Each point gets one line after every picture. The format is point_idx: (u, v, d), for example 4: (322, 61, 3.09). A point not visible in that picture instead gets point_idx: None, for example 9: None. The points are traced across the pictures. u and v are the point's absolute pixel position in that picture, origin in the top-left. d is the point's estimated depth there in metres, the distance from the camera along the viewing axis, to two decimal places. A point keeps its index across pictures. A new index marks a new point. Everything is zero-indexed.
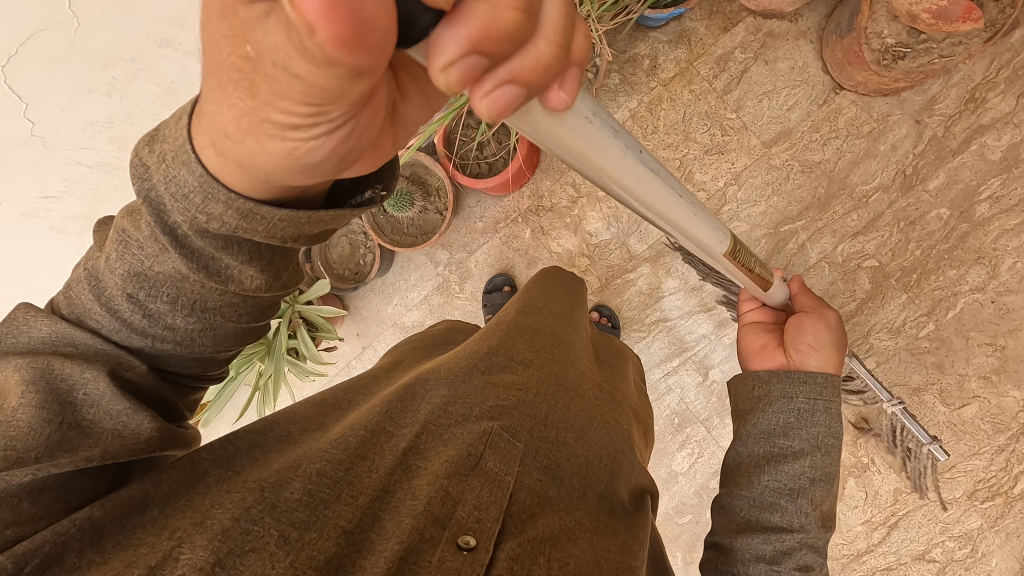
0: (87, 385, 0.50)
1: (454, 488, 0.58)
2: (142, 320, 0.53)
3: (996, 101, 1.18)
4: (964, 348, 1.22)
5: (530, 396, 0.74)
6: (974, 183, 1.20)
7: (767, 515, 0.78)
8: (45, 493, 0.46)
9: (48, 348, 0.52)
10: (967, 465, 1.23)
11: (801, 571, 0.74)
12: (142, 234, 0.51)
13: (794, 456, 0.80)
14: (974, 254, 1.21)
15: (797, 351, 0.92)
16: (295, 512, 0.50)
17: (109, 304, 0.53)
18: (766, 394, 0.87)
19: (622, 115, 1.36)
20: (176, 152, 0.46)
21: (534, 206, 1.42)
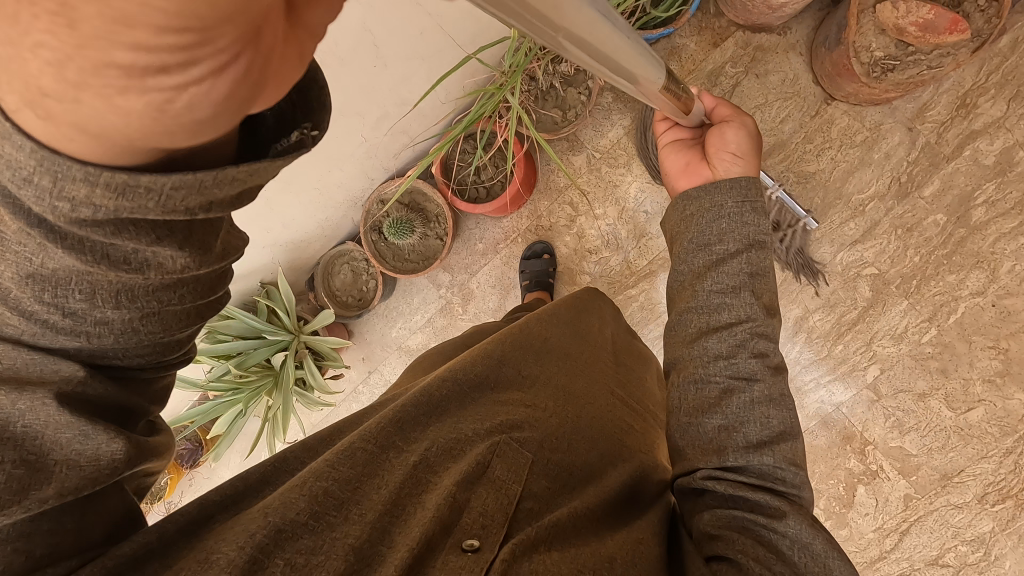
0: (31, 421, 0.43)
1: (462, 495, 0.61)
2: (63, 317, 0.44)
3: (987, 106, 1.19)
4: (967, 352, 1.23)
5: (539, 410, 0.77)
6: (969, 188, 1.21)
7: (715, 316, 0.77)
8: (1, 548, 0.43)
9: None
10: (976, 468, 1.23)
11: (758, 362, 0.74)
12: (9, 231, 0.40)
13: (731, 257, 0.78)
14: (972, 258, 1.21)
15: (718, 162, 0.85)
16: (300, 538, 0.53)
17: (9, 302, 0.43)
18: (697, 213, 0.81)
19: (616, 133, 1.37)
20: (14, 153, 0.33)
21: (533, 225, 1.43)
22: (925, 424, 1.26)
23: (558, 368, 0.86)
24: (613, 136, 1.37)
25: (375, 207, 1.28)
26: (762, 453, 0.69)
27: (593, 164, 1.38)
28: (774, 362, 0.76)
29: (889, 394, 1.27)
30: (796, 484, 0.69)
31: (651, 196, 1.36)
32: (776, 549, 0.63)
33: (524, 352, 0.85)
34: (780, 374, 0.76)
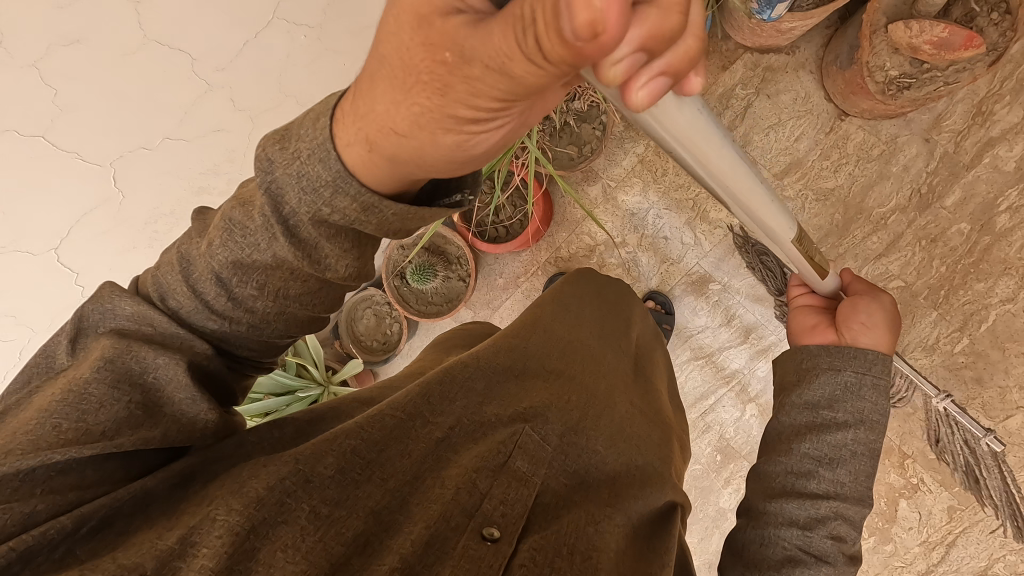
0: (160, 370, 0.54)
1: (482, 483, 0.63)
2: (225, 306, 0.57)
3: (1004, 112, 1.18)
4: (1002, 360, 1.22)
5: (563, 402, 0.79)
6: (992, 195, 1.20)
7: (803, 482, 0.77)
8: (108, 462, 0.52)
9: (132, 329, 0.56)
10: (1020, 477, 1.22)
11: (834, 545, 0.74)
12: (246, 224, 0.54)
13: (838, 427, 0.78)
14: (1000, 265, 1.20)
15: (848, 330, 0.87)
16: (327, 490, 0.56)
17: (196, 286, 0.57)
18: (813, 368, 0.83)
19: (630, 161, 1.37)
20: (312, 152, 0.50)
21: (553, 256, 1.43)
22: None
23: (578, 360, 0.88)
24: (627, 164, 1.37)
25: (397, 254, 1.29)
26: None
27: (609, 194, 1.38)
28: (849, 550, 0.75)
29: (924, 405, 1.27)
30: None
31: (669, 222, 1.36)
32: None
33: (551, 346, 0.88)
34: (851, 569, 0.75)
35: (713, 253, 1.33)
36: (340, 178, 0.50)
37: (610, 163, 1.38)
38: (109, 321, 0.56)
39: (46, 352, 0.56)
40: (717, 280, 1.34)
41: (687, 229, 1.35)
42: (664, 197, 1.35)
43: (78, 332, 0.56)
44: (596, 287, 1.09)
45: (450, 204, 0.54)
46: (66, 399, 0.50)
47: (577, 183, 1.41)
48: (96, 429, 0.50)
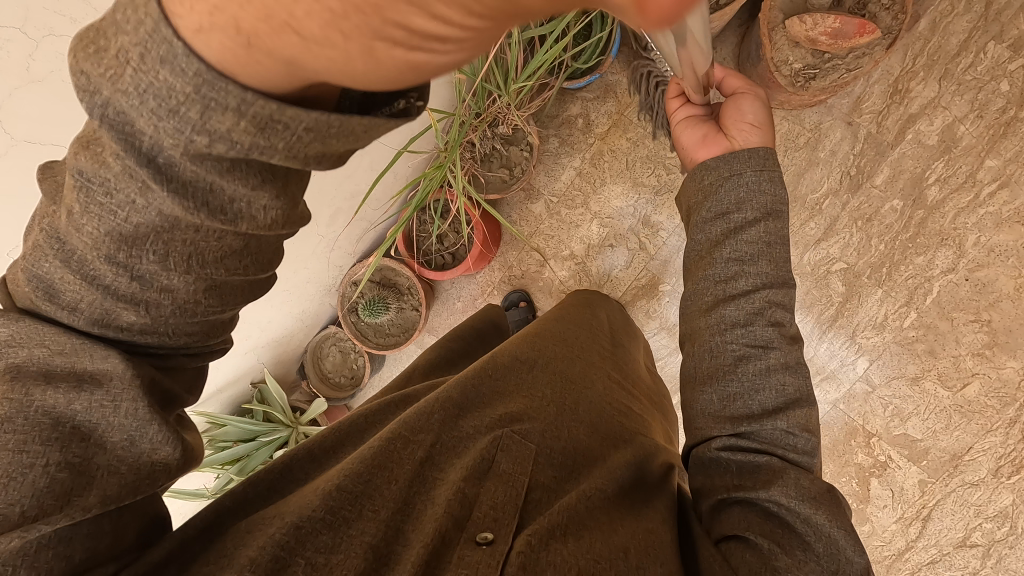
0: (81, 420, 0.47)
1: (471, 491, 0.58)
2: (135, 288, 0.49)
3: (920, 89, 1.21)
4: (951, 330, 1.23)
5: (537, 403, 0.73)
6: (919, 170, 1.22)
7: (732, 285, 0.73)
8: (43, 550, 0.45)
9: (23, 364, 0.47)
10: (984, 444, 1.22)
11: (774, 331, 0.71)
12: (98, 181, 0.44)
13: (750, 224, 0.73)
14: (936, 237, 1.22)
15: (738, 132, 0.78)
16: (319, 536, 0.52)
17: (88, 273, 0.48)
18: (714, 182, 0.76)
19: (569, 175, 1.40)
20: (145, 47, 0.37)
21: (507, 275, 1.46)
22: (924, 407, 1.25)
23: (558, 360, 0.83)
24: (566, 178, 1.41)
25: (349, 290, 1.33)
26: (774, 417, 0.68)
27: (553, 210, 1.42)
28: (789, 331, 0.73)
29: (882, 382, 1.28)
30: (806, 451, 0.68)
31: (613, 229, 1.38)
32: (787, 523, 0.62)
33: (522, 350, 0.83)
34: (795, 350, 0.73)
35: (659, 255, 1.35)
36: (206, 82, 0.37)
37: (551, 179, 1.42)
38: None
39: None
40: (668, 282, 1.36)
41: (631, 234, 1.37)
42: (604, 205, 1.38)
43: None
44: (576, 301, 1.03)
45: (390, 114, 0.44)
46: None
47: (521, 203, 1.45)
48: (15, 510, 0.43)
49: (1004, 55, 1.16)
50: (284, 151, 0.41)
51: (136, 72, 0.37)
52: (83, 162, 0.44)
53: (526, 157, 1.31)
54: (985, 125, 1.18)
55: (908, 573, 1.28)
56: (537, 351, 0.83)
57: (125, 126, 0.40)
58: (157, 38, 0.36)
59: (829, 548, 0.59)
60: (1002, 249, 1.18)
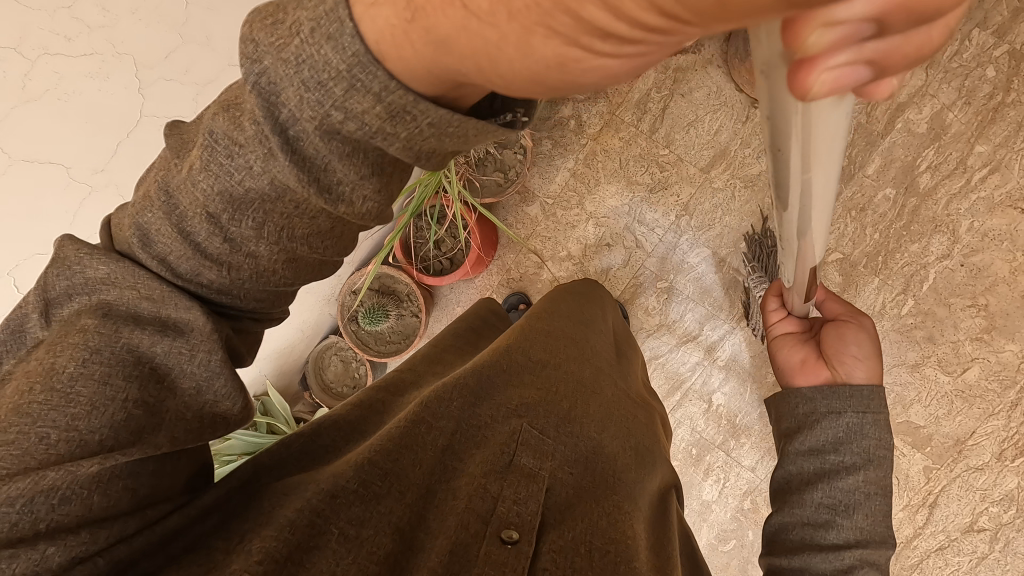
0: (162, 364, 0.49)
1: (493, 486, 0.59)
2: (224, 250, 0.50)
3: (907, 77, 1.22)
4: (949, 315, 1.24)
5: (551, 397, 0.73)
6: (910, 158, 1.23)
7: (816, 465, 0.75)
8: (113, 483, 0.45)
9: (115, 298, 0.49)
10: (986, 428, 1.23)
11: (863, 524, 0.70)
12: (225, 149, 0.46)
13: (834, 414, 0.76)
14: (930, 224, 1.23)
15: (840, 364, 0.81)
16: (352, 507, 0.53)
17: (184, 226, 0.49)
18: (812, 414, 0.78)
19: (563, 176, 1.41)
20: (317, 23, 0.41)
21: (504, 278, 1.47)
22: (926, 394, 1.26)
23: (571, 351, 0.82)
24: (560, 179, 1.41)
25: (348, 298, 1.33)
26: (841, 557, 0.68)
27: (548, 212, 1.42)
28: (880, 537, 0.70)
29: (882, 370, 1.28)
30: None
31: (609, 228, 1.39)
32: None
33: (536, 340, 0.81)
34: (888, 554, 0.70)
35: (655, 253, 1.37)
36: (359, 63, 0.41)
37: (545, 181, 1.42)
38: (84, 290, 0.49)
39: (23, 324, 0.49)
40: (667, 278, 1.37)
41: (628, 233, 1.38)
42: (599, 205, 1.39)
43: (52, 305, 0.49)
44: (577, 291, 1.02)
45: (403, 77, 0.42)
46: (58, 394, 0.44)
47: (516, 206, 1.45)
48: (96, 438, 0.45)
49: (989, 41, 1.17)
50: (404, 140, 0.44)
51: (300, 42, 0.42)
52: (220, 123, 0.46)
53: (520, 159, 1.33)
54: (974, 111, 1.19)
55: (918, 560, 1.28)
56: (552, 341, 0.82)
57: (271, 93, 0.44)
58: (332, 17, 0.41)
59: None
60: (996, 233, 1.20)
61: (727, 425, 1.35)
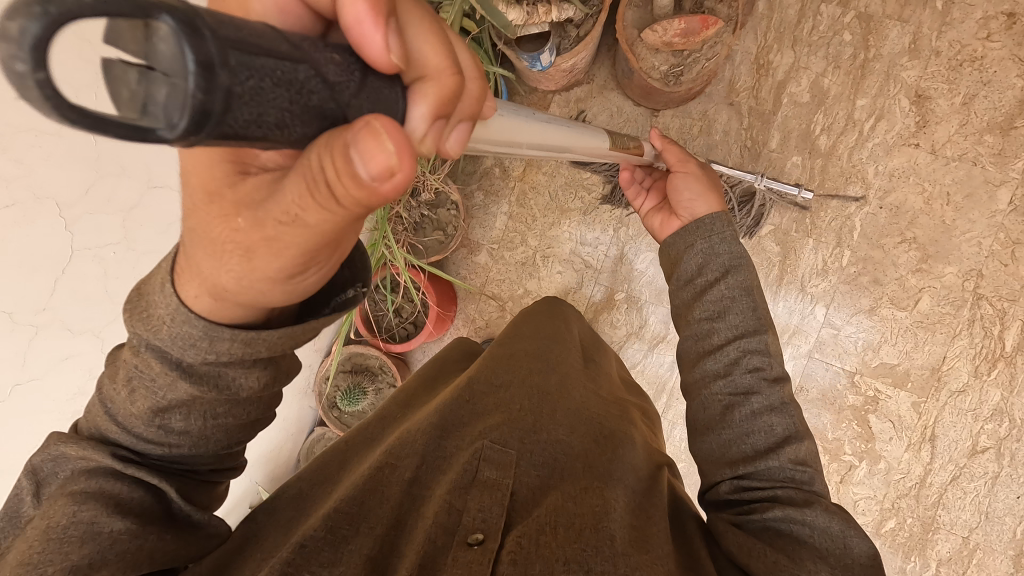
0: (132, 500, 0.54)
1: (456, 502, 0.60)
2: (159, 436, 0.54)
3: (779, 58, 1.35)
4: (886, 256, 1.31)
5: (515, 411, 0.74)
6: (804, 126, 1.34)
7: (709, 341, 0.85)
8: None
9: (88, 465, 0.54)
10: (955, 350, 1.28)
11: (754, 376, 0.80)
12: (155, 361, 0.50)
13: (713, 283, 0.87)
14: (841, 178, 1.33)
15: (683, 210, 1.00)
16: (322, 553, 0.55)
17: (140, 384, 0.51)
18: (677, 252, 0.93)
19: (501, 220, 1.48)
20: None
21: (472, 329, 1.50)
22: (890, 333, 1.30)
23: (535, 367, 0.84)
24: (499, 225, 1.48)
25: (323, 385, 1.34)
26: (767, 458, 0.74)
27: (496, 257, 1.48)
28: (773, 374, 0.80)
29: (844, 322, 1.32)
30: (807, 481, 0.73)
31: (556, 256, 1.45)
32: (798, 537, 0.67)
33: (496, 364, 0.82)
34: (784, 389, 0.80)
35: (604, 268, 1.43)
36: None
37: (486, 229, 1.49)
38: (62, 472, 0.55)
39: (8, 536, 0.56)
40: (622, 289, 1.42)
41: (574, 256, 1.44)
42: (542, 238, 1.46)
43: (40, 487, 0.56)
44: (543, 309, 1.03)
45: (343, 302, 0.52)
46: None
47: (465, 259, 1.50)
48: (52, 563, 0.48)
49: (837, 11, 1.32)
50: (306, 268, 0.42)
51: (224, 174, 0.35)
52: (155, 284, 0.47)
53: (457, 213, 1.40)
54: (845, 72, 1.32)
55: (937, 497, 1.28)
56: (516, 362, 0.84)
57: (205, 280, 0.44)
58: None
59: (841, 552, 0.65)
60: (900, 172, 1.30)
61: None
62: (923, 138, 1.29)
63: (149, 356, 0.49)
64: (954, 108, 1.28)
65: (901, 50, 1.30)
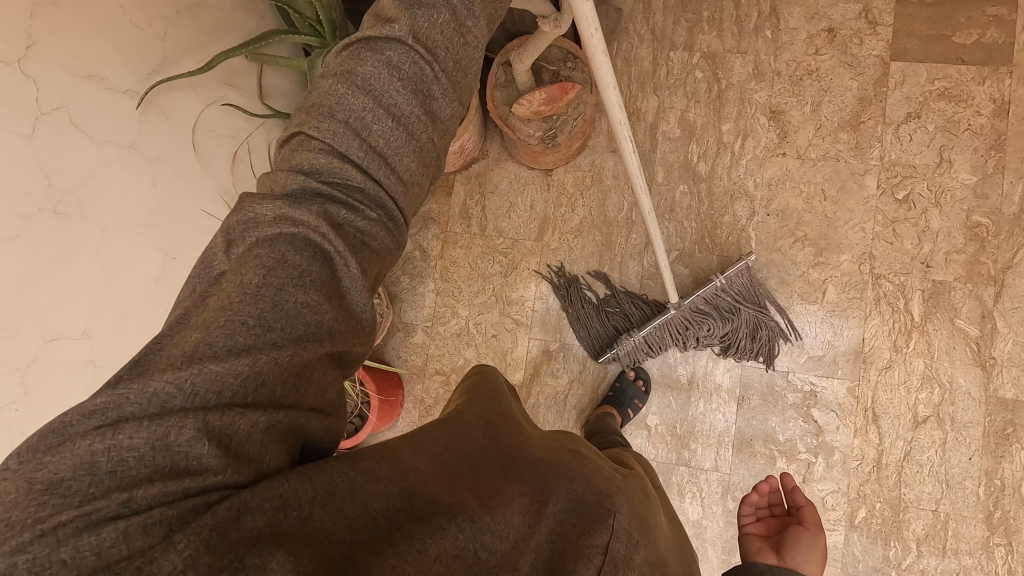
0: (312, 272, 0.56)
1: (599, 547, 0.55)
2: (364, 146, 0.63)
3: (646, 103, 1.49)
4: (785, 256, 1.39)
5: (633, 490, 0.69)
6: (683, 157, 1.46)
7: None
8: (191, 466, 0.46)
9: (289, 212, 0.58)
10: (871, 329, 1.35)
11: None
12: (370, 70, 0.64)
13: None
14: (727, 194, 1.43)
15: (788, 556, 0.93)
16: (473, 535, 0.51)
17: (357, 89, 0.63)
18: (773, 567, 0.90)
19: (430, 298, 1.54)
20: None
21: (423, 408, 1.52)
22: (809, 327, 1.37)
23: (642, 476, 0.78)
24: (429, 303, 1.54)
25: None
26: None
27: (432, 333, 1.53)
28: None
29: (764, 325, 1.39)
30: None
31: (488, 321, 1.51)
32: None
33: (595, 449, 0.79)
34: None
35: (535, 322, 1.48)
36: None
37: (418, 308, 1.54)
38: (257, 228, 0.58)
39: (191, 289, 0.56)
40: (556, 339, 1.47)
41: (505, 318, 1.50)
42: (473, 307, 1.51)
43: (232, 242, 0.58)
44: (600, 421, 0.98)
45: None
46: (213, 331, 0.50)
47: (403, 341, 1.55)
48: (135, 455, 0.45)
49: (685, 56, 1.48)
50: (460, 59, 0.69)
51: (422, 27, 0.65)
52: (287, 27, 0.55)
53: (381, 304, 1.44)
54: (705, 104, 1.46)
55: (896, 476, 1.30)
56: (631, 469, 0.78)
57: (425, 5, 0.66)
58: None
59: None
60: (776, 180, 1.42)
61: (673, 442, 1.40)
62: (788, 146, 1.42)
63: (376, 63, 0.64)
64: (806, 116, 1.42)
65: (748, 77, 1.45)
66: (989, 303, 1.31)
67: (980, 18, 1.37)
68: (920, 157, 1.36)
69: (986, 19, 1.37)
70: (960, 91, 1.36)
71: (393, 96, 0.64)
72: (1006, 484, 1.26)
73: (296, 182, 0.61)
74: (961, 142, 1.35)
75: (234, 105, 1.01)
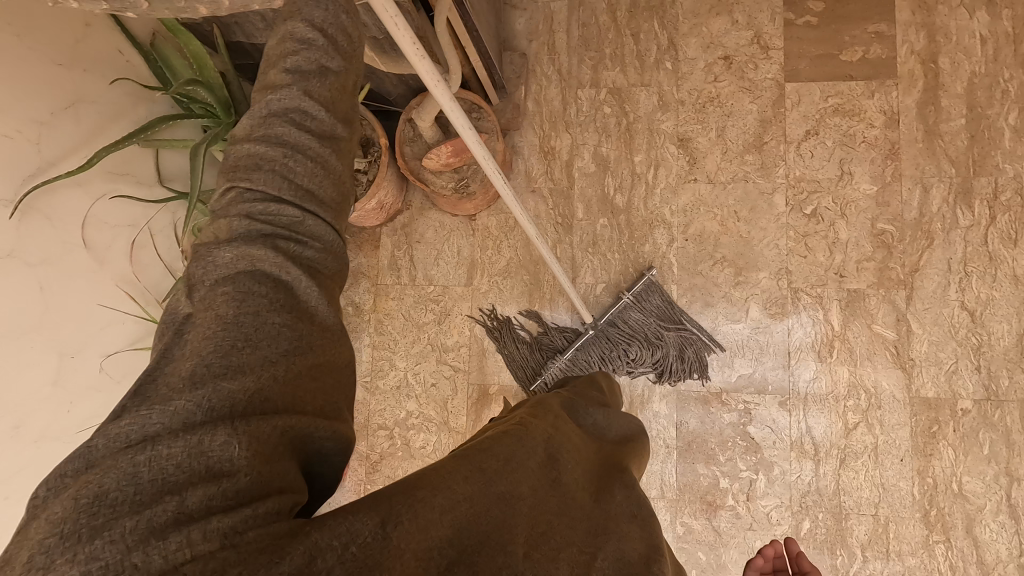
0: (270, 298, 0.55)
1: None
2: (287, 185, 0.62)
3: (560, 141, 1.52)
4: (706, 279, 1.43)
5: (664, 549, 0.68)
6: (600, 191, 1.49)
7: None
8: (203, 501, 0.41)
9: (240, 262, 0.56)
10: (795, 343, 1.38)
11: None
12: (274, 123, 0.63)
13: None
14: (645, 224, 1.46)
15: None
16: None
17: (267, 138, 0.63)
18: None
19: (366, 353, 1.53)
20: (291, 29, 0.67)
21: (369, 465, 1.50)
22: (736, 346, 1.40)
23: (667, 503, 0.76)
24: (366, 357, 1.53)
25: None
26: None
27: (372, 388, 1.52)
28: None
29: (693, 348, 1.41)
30: None
31: (427, 370, 1.51)
32: None
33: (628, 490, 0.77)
34: None
35: (473, 367, 1.49)
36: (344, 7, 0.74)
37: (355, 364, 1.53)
38: (217, 275, 0.56)
39: (166, 327, 0.53)
40: (495, 382, 1.47)
41: (443, 366, 1.50)
42: (410, 358, 1.51)
43: (194, 287, 0.56)
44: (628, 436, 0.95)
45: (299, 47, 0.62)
46: (203, 355, 0.49)
47: None
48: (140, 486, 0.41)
49: (593, 93, 1.53)
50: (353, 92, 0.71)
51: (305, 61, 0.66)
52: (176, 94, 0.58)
53: None
54: (616, 138, 1.50)
55: (834, 485, 1.33)
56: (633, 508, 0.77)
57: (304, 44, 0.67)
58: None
59: None
60: (691, 206, 1.45)
61: None
62: (698, 172, 1.46)
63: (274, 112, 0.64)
64: (712, 142, 1.46)
65: (654, 109, 1.50)
66: (902, 306, 1.35)
67: (862, 36, 1.44)
68: (823, 172, 1.41)
69: (868, 36, 1.44)
70: (853, 106, 1.42)
71: (294, 137, 0.63)
72: (938, 481, 1.30)
73: (241, 229, 0.59)
74: (859, 154, 1.41)
75: (123, 195, 1.01)
